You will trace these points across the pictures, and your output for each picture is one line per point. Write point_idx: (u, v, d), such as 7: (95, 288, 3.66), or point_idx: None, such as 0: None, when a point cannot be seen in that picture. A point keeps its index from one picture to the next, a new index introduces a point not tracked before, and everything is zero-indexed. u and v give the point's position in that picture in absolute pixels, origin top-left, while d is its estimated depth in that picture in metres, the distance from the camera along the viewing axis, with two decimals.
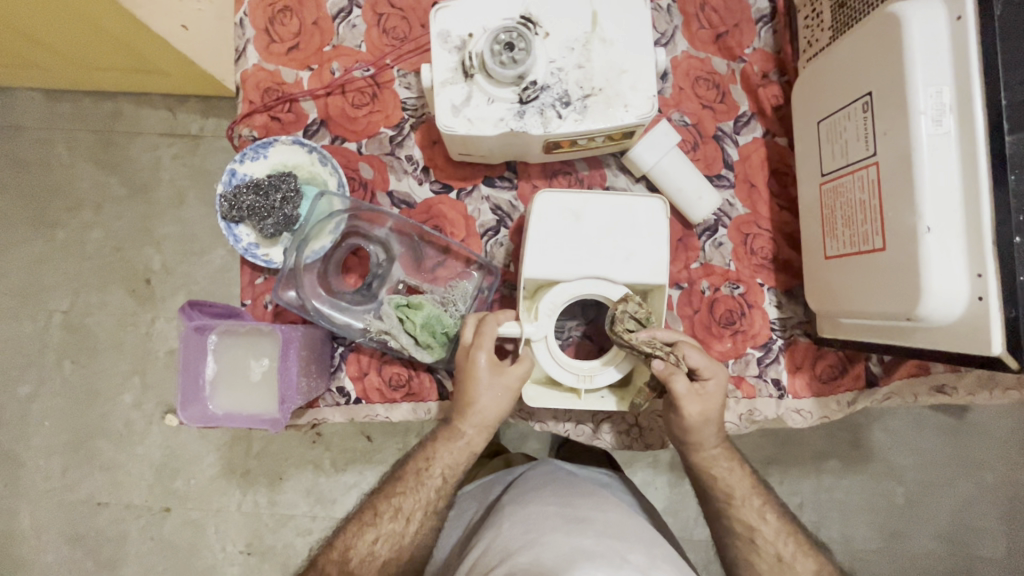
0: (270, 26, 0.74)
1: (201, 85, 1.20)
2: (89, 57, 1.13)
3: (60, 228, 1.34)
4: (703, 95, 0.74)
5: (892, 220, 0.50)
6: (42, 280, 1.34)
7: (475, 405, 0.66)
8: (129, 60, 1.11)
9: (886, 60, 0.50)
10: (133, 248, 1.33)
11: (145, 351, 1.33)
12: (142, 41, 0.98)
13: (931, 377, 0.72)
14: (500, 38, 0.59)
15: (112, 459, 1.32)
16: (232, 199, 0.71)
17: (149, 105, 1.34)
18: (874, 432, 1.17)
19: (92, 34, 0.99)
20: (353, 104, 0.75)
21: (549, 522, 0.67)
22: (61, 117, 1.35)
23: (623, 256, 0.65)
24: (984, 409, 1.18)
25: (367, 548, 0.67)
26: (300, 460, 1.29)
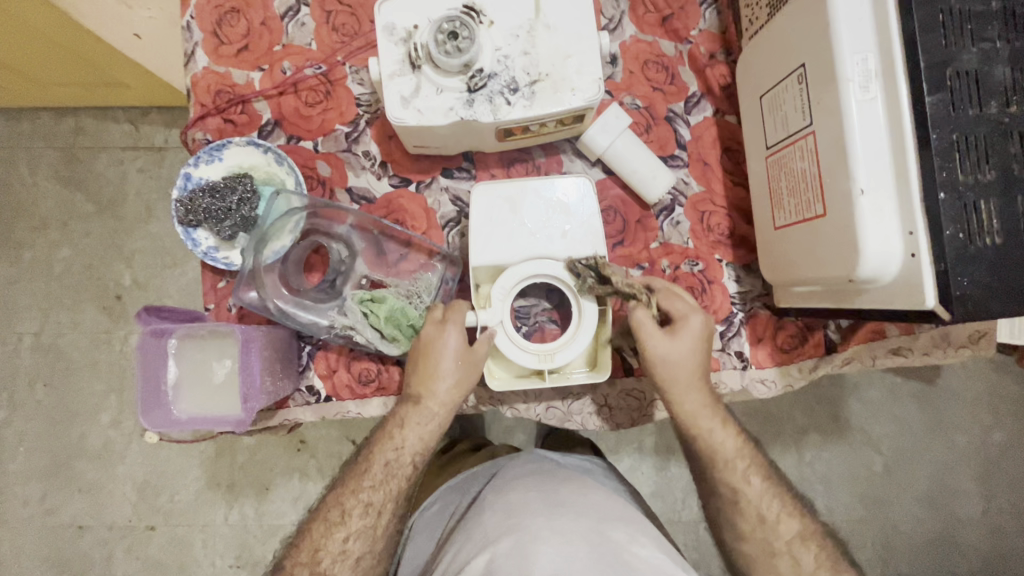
0: (218, 28, 0.74)
1: (163, 95, 1.18)
2: (44, 72, 1.11)
3: (26, 249, 1.32)
4: (653, 78, 0.76)
5: (830, 186, 0.52)
6: (10, 303, 1.31)
7: (439, 374, 0.66)
8: (85, 73, 1.10)
9: (815, 32, 0.52)
10: (102, 265, 1.32)
11: (121, 368, 1.31)
12: (96, 53, 0.97)
13: (888, 341, 0.75)
14: (444, 27, 0.60)
15: (93, 481, 1.30)
16: (187, 203, 0.70)
17: (111, 118, 1.32)
18: (850, 403, 1.20)
19: (44, 48, 0.97)
20: (307, 103, 0.75)
21: (530, 505, 0.68)
22: (21, 136, 1.33)
23: (559, 235, 0.68)
24: (953, 373, 1.22)
25: (339, 547, 0.65)
26: (287, 468, 1.29)
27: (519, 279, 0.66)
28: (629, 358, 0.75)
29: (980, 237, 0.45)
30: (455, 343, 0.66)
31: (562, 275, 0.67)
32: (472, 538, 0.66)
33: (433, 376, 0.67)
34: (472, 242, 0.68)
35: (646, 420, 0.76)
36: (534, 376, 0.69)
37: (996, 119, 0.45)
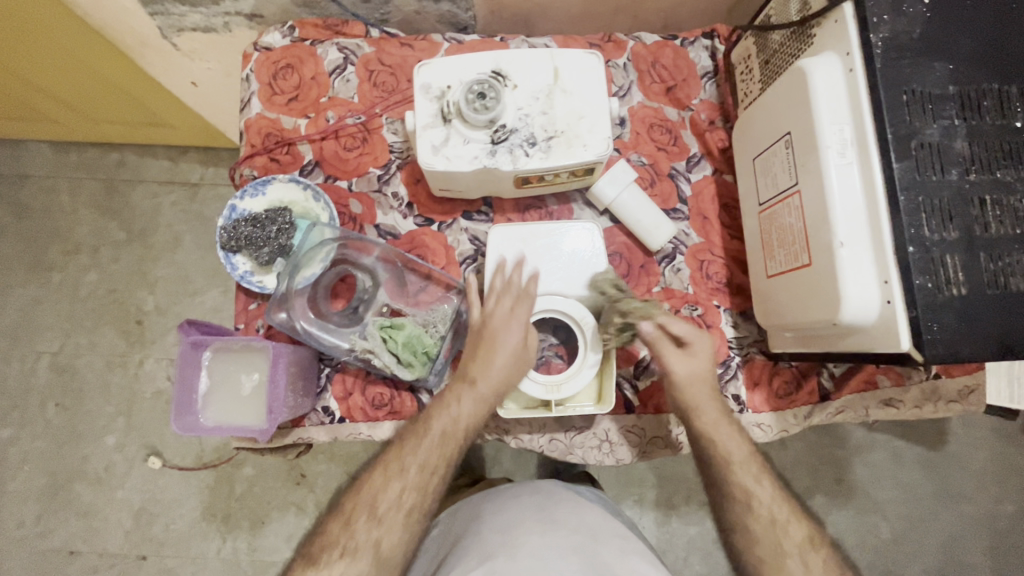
0: (272, 81, 0.84)
1: (204, 134, 1.29)
2: (100, 111, 1.23)
3: (57, 271, 1.40)
4: (658, 139, 0.84)
5: (814, 239, 0.58)
6: (35, 322, 1.38)
7: (444, 409, 0.69)
8: (137, 114, 1.22)
9: (798, 106, 0.59)
10: (127, 291, 1.39)
11: (132, 391, 1.35)
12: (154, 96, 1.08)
13: (879, 392, 0.79)
14: (474, 88, 0.68)
15: (90, 504, 1.32)
16: (231, 231, 0.78)
17: (153, 155, 1.43)
18: (855, 465, 1.21)
19: (104, 91, 1.09)
20: (345, 148, 0.83)
21: (526, 522, 0.72)
22: (68, 166, 1.44)
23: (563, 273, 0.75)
24: (960, 441, 1.23)
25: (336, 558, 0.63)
26: (285, 503, 1.30)
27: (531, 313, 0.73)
28: (630, 395, 0.78)
29: (946, 288, 0.50)
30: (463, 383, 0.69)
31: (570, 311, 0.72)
32: (470, 553, 0.68)
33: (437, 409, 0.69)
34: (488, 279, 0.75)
35: (646, 457, 0.78)
36: (541, 407, 0.74)
37: (957, 185, 0.52)
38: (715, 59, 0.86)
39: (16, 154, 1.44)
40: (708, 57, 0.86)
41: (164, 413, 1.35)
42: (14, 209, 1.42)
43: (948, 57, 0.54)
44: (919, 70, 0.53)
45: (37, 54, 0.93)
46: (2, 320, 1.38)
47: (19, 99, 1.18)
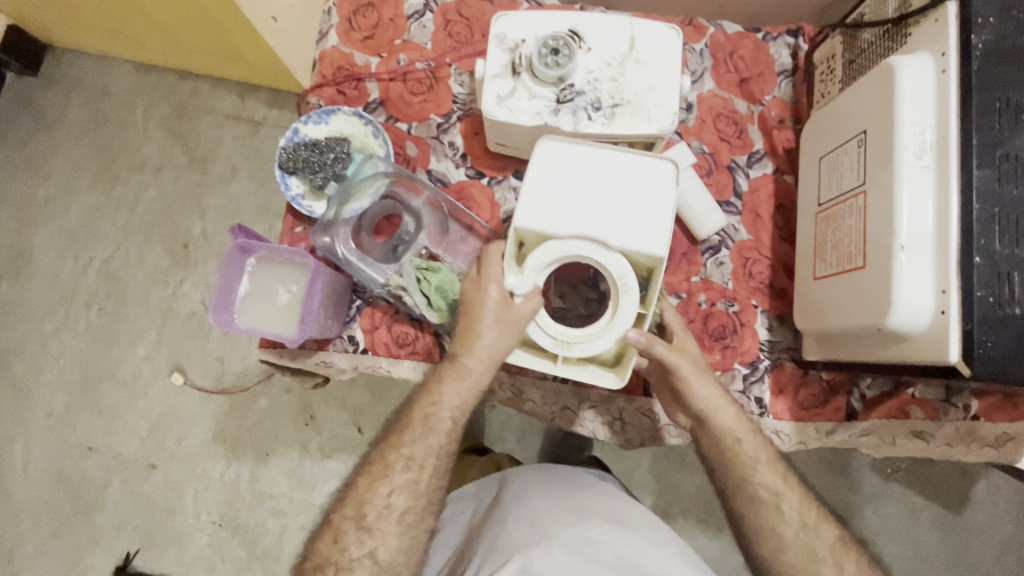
0: (352, 17, 0.86)
1: (278, 78, 1.37)
2: (186, 49, 1.35)
3: (118, 183, 1.50)
4: (723, 130, 0.82)
5: (873, 240, 0.56)
6: (93, 227, 1.48)
7: (478, 335, 0.64)
8: (224, 52, 1.30)
9: (879, 104, 0.57)
10: (180, 213, 1.47)
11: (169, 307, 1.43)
12: (246, 39, 1.15)
13: (910, 422, 0.75)
14: (548, 44, 0.68)
15: (113, 406, 1.41)
16: (291, 152, 0.80)
17: (225, 88, 1.50)
18: (866, 512, 1.19)
19: (205, 26, 1.16)
20: (411, 92, 0.84)
21: (555, 514, 0.74)
22: (146, 84, 1.53)
23: (623, 221, 0.61)
24: (985, 509, 1.20)
25: (383, 501, 0.69)
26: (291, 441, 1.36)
27: (560, 254, 0.62)
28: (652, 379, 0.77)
29: (1008, 305, 0.49)
30: (485, 306, 0.64)
31: (608, 265, 0.62)
32: (502, 546, 0.71)
33: (471, 334, 0.65)
34: (524, 197, 0.62)
35: (657, 443, 0.78)
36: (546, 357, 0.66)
37: None
38: (795, 57, 0.84)
39: (99, 64, 1.53)
40: (789, 55, 0.84)
41: (194, 332, 1.42)
42: (91, 118, 1.52)
43: None
44: (1017, 80, 0.51)
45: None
46: (65, 220, 1.48)
47: (118, 18, 1.25)
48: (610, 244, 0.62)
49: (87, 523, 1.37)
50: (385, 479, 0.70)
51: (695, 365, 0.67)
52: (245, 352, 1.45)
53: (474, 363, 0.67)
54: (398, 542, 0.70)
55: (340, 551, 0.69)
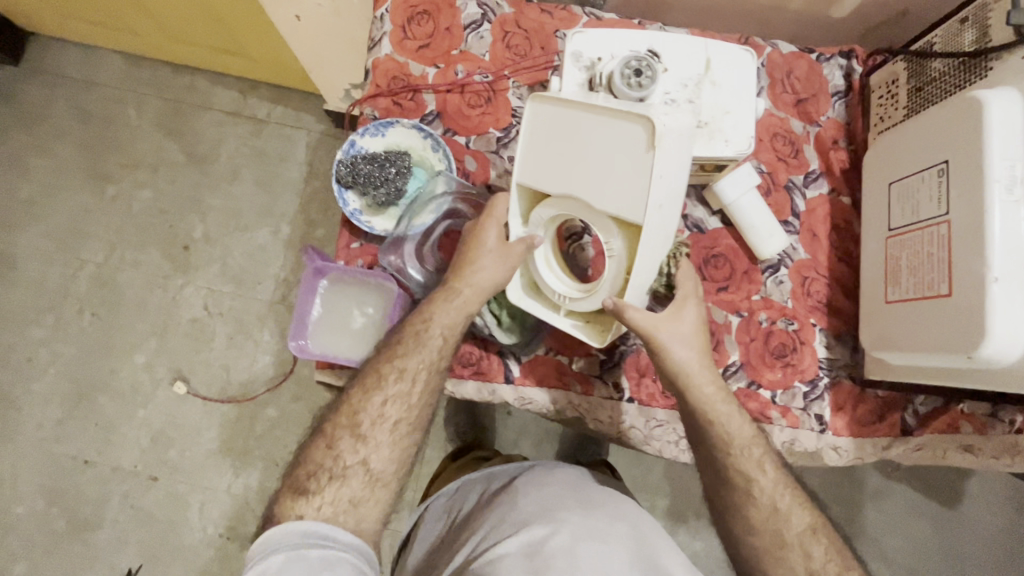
0: (406, 25, 0.83)
1: (272, 67, 1.53)
2: (182, 30, 1.45)
3: (111, 181, 1.62)
4: (780, 149, 0.83)
5: (960, 270, 0.58)
6: (86, 229, 1.60)
7: (474, 264, 0.69)
8: (218, 39, 1.45)
9: (964, 135, 0.59)
10: (178, 217, 1.61)
11: (169, 315, 1.56)
12: (239, 19, 1.31)
13: (959, 437, 0.78)
14: (631, 64, 0.67)
15: (110, 419, 1.51)
16: (349, 166, 0.77)
17: (224, 85, 1.66)
18: (866, 509, 1.32)
19: (196, 10, 1.33)
20: (469, 104, 0.82)
21: (567, 503, 0.78)
22: (140, 81, 1.66)
23: (605, 185, 0.62)
24: (973, 503, 1.33)
25: (377, 410, 0.68)
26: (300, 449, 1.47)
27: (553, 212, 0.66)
28: None
29: None
30: (482, 238, 0.70)
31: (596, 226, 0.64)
32: (507, 520, 0.76)
33: (467, 263, 0.70)
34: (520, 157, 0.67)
35: None
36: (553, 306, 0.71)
37: None
38: (849, 78, 0.85)
39: (91, 59, 1.66)
40: (843, 76, 0.85)
41: (195, 339, 1.54)
42: (79, 115, 1.65)
43: None
44: None
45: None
46: (52, 226, 1.60)
47: (114, 9, 1.41)
48: (595, 206, 0.63)
49: (87, 535, 1.45)
50: (380, 390, 0.69)
51: (678, 336, 0.67)
52: (251, 360, 1.52)
53: (466, 287, 0.70)
54: (390, 452, 0.68)
55: (335, 457, 0.67)
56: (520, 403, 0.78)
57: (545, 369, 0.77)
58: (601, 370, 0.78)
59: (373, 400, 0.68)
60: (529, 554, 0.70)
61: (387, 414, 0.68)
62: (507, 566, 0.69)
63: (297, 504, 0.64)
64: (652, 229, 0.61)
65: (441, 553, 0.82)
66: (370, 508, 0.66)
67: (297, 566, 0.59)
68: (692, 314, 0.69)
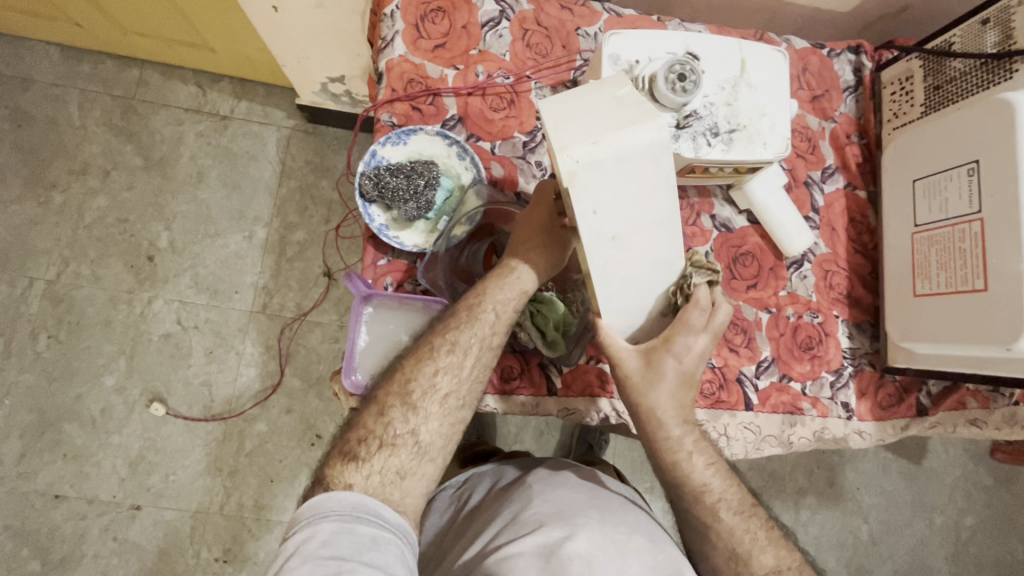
0: (419, 23, 0.78)
1: (238, 60, 1.43)
2: (130, 18, 1.32)
3: (58, 189, 1.47)
4: (799, 146, 0.84)
5: (995, 266, 0.61)
6: (31, 244, 1.44)
7: (527, 240, 0.69)
8: (178, 29, 1.34)
9: (996, 137, 0.62)
10: (139, 224, 1.48)
11: (138, 332, 1.44)
12: (204, 10, 1.22)
13: (965, 412, 0.84)
14: (675, 67, 0.65)
15: (80, 447, 1.39)
16: (374, 178, 0.72)
17: (180, 80, 1.53)
18: (847, 472, 1.42)
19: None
20: (491, 107, 0.79)
21: (585, 508, 0.74)
22: (80, 76, 1.51)
23: (564, 206, 0.59)
24: (937, 458, 1.46)
25: (428, 378, 0.64)
26: (297, 462, 1.42)
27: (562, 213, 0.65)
28: (750, 393, 0.80)
29: None
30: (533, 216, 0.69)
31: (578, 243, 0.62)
32: (519, 522, 0.72)
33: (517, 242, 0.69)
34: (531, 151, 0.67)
35: (756, 453, 0.80)
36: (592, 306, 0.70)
37: None
38: (858, 73, 0.87)
39: (21, 53, 1.50)
40: (852, 71, 0.87)
41: (169, 357, 1.44)
42: (13, 115, 1.48)
43: None
44: None
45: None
46: None
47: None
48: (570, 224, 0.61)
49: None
50: (431, 359, 0.65)
51: (651, 382, 0.65)
52: (235, 374, 1.44)
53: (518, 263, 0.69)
54: (439, 426, 0.64)
55: (384, 425, 0.63)
56: (563, 414, 0.77)
57: (588, 378, 0.77)
58: None
59: (424, 368, 0.64)
60: (544, 555, 0.66)
61: (438, 384, 0.64)
62: (521, 567, 0.65)
63: (346, 470, 0.60)
64: (603, 259, 0.58)
65: (450, 542, 0.79)
66: (414, 483, 0.62)
67: (345, 539, 0.54)
68: (671, 360, 0.65)
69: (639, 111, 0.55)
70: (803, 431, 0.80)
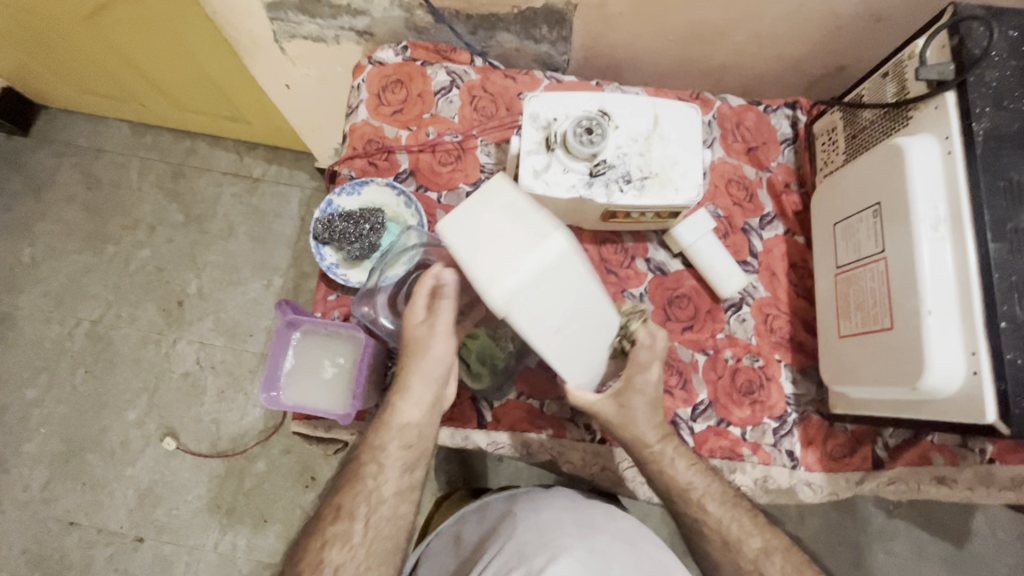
0: (381, 92, 0.90)
1: (270, 131, 1.62)
2: (182, 100, 1.55)
3: (112, 242, 1.68)
4: (735, 194, 0.88)
5: (898, 305, 0.61)
6: (84, 290, 1.64)
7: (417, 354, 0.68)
8: (220, 109, 1.55)
9: (891, 180, 0.63)
10: (175, 273, 1.66)
11: (162, 369, 1.58)
12: (240, 96, 1.41)
13: (933, 468, 0.78)
14: (582, 123, 0.73)
15: (98, 477, 1.50)
16: (327, 224, 0.83)
17: (223, 148, 1.75)
18: (875, 552, 1.28)
19: (199, 88, 1.43)
20: (439, 162, 0.88)
21: (565, 525, 0.76)
22: (143, 146, 1.76)
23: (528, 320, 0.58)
24: (984, 540, 1.29)
25: (317, 556, 0.65)
26: (290, 503, 1.46)
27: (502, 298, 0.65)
28: (685, 436, 0.79)
29: None
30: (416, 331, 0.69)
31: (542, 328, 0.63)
32: (507, 550, 0.73)
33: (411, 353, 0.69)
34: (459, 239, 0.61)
35: None
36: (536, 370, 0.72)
37: None
38: (795, 127, 0.91)
39: (98, 129, 1.77)
40: (789, 125, 0.91)
41: (186, 394, 1.56)
42: (85, 180, 1.73)
43: None
44: (1015, 161, 0.57)
45: (143, 41, 1.21)
46: (52, 285, 1.65)
47: (126, 86, 1.52)
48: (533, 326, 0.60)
49: None
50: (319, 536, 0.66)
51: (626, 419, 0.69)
52: (241, 414, 1.53)
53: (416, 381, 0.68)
54: None
55: None
56: (494, 448, 0.79)
57: (516, 414, 0.79)
58: (571, 413, 0.80)
59: (315, 546, 0.66)
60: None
61: (329, 558, 0.65)
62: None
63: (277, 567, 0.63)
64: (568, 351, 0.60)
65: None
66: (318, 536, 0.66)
67: None
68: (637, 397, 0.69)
69: (540, 219, 0.57)
70: (742, 478, 0.78)
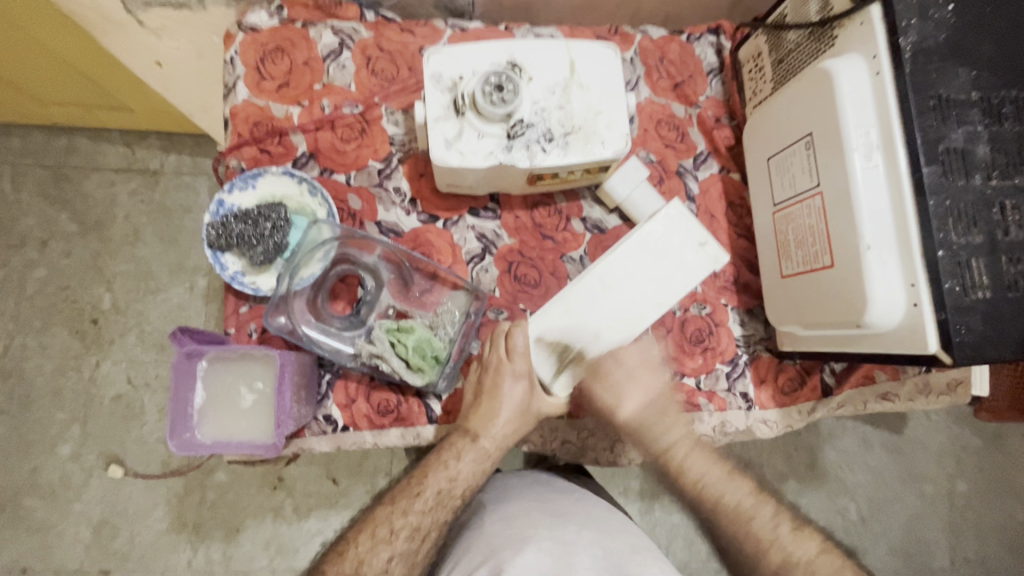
0: (260, 65, 0.77)
1: (163, 117, 1.22)
2: (44, 90, 1.12)
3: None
4: (665, 136, 0.83)
5: (837, 242, 0.59)
6: None
7: (495, 418, 0.68)
8: (88, 94, 1.14)
9: (822, 108, 0.59)
10: (81, 287, 1.28)
11: (89, 395, 1.25)
12: (109, 74, 1.01)
13: (876, 386, 0.81)
14: (491, 79, 0.64)
15: (44, 520, 1.21)
16: (220, 228, 0.71)
17: (106, 141, 1.32)
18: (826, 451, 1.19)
19: (55, 67, 1.01)
20: (342, 139, 0.78)
21: (532, 515, 0.69)
22: (9, 152, 1.30)
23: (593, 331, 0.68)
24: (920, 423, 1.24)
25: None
26: (261, 508, 1.22)
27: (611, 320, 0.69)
28: None
29: (973, 290, 0.52)
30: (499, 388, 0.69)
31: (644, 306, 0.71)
32: (471, 548, 0.67)
33: (484, 418, 0.69)
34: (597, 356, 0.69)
35: None
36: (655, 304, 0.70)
37: (979, 189, 0.54)
38: (720, 56, 0.86)
39: None
40: (714, 54, 0.86)
41: (122, 418, 1.24)
42: None
43: (970, 65, 0.55)
44: (943, 75, 0.54)
45: None
46: None
47: None
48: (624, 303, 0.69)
49: None
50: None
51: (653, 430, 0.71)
52: None
53: (490, 441, 0.68)
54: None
55: None
56: None
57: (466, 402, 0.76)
58: None
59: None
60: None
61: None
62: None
63: None
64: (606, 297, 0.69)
65: None
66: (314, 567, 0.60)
67: None
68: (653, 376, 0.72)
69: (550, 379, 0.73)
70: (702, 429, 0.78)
